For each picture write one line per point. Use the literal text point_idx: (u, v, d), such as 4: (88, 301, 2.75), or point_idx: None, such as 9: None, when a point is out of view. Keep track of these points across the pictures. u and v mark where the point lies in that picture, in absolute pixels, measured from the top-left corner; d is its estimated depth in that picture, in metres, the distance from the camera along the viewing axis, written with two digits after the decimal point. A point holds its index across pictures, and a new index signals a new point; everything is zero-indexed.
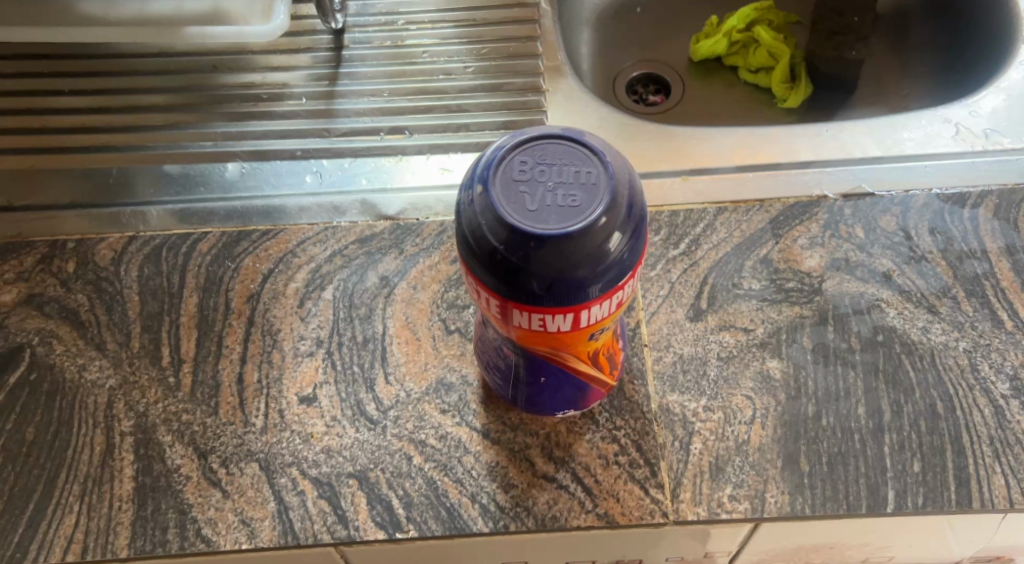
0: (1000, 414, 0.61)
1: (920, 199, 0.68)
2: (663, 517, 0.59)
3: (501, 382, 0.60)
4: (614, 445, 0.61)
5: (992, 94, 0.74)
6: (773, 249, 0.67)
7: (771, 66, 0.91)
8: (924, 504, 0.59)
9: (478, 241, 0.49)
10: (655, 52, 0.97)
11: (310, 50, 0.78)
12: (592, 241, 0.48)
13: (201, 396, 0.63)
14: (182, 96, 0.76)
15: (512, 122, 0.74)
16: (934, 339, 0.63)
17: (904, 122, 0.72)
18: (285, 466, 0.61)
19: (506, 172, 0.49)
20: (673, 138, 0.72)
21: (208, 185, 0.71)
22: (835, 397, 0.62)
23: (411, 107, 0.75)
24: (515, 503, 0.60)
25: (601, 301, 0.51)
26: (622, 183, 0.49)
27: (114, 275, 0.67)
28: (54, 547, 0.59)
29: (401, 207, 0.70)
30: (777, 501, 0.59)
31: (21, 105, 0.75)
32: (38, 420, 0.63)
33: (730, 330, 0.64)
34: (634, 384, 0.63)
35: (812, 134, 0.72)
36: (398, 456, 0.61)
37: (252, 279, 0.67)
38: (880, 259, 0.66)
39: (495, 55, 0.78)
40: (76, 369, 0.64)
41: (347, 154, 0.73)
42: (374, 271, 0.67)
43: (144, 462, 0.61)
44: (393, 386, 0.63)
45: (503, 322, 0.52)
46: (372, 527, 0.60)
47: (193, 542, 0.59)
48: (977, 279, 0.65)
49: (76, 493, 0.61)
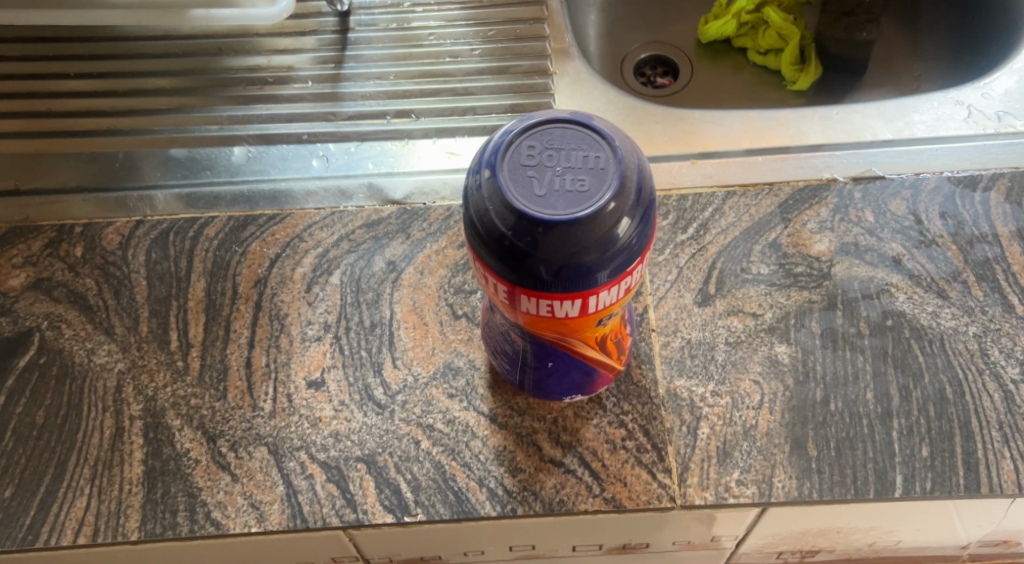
0: (1009, 399, 0.61)
1: (931, 182, 0.68)
2: (670, 501, 0.59)
3: (508, 367, 0.60)
4: (621, 430, 0.61)
5: (1005, 76, 0.73)
6: (782, 232, 0.66)
7: (780, 48, 0.90)
8: (932, 489, 0.59)
9: (486, 227, 0.49)
10: (663, 35, 0.96)
11: (315, 33, 0.78)
12: (601, 226, 0.48)
13: (209, 380, 0.63)
14: (187, 80, 0.76)
15: (519, 105, 0.74)
16: (943, 324, 0.63)
17: (915, 105, 0.72)
18: (294, 450, 0.61)
19: (513, 156, 0.49)
20: (682, 121, 0.72)
21: (215, 169, 0.71)
22: (844, 382, 0.62)
23: (417, 90, 0.75)
24: (523, 487, 0.60)
25: (609, 286, 0.50)
26: (631, 167, 0.49)
27: (122, 259, 0.67)
28: (66, 529, 0.60)
29: (407, 191, 0.70)
30: (785, 486, 0.59)
31: (25, 89, 0.75)
32: (47, 404, 0.63)
33: (739, 314, 0.64)
34: (641, 369, 0.63)
35: (821, 117, 0.72)
36: (406, 440, 0.61)
37: (259, 264, 0.67)
38: (890, 243, 0.66)
39: (502, 37, 0.78)
40: (85, 354, 0.64)
41: (353, 137, 0.73)
42: (381, 256, 0.67)
43: (154, 446, 0.62)
44: (400, 370, 0.63)
45: (510, 307, 0.52)
46: (380, 511, 0.60)
47: (203, 525, 0.60)
48: (987, 263, 0.65)
49: (87, 477, 0.61)
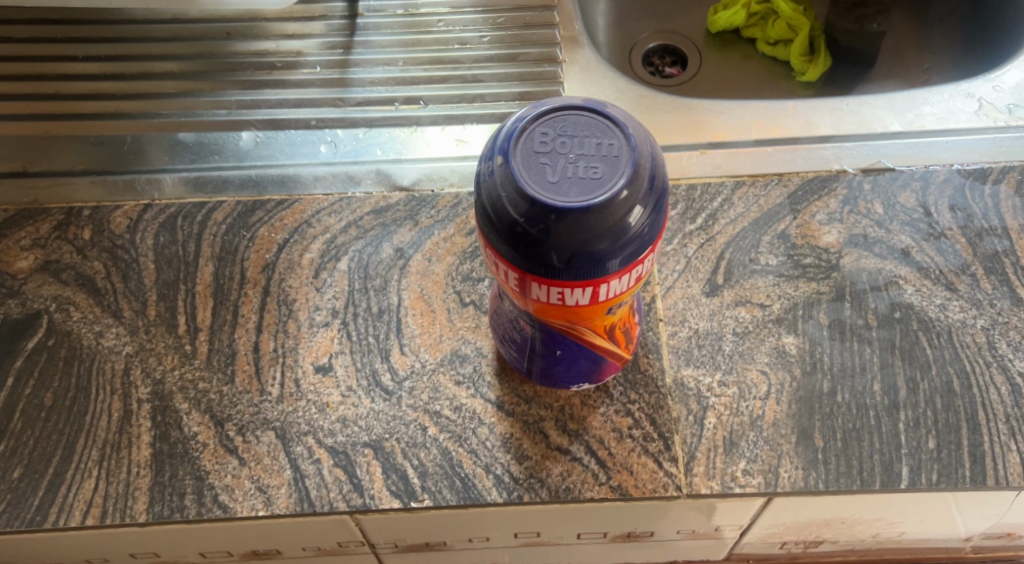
0: (1016, 392, 0.61)
1: (941, 175, 0.68)
2: (676, 490, 0.60)
3: (516, 355, 0.60)
4: (628, 418, 0.61)
5: (1016, 69, 0.73)
6: (791, 224, 0.66)
7: (789, 38, 0.90)
8: (938, 481, 0.59)
9: (498, 213, 0.49)
10: (672, 24, 0.96)
11: (324, 18, 0.78)
12: (613, 215, 0.48)
13: (218, 363, 0.63)
14: (196, 64, 0.75)
15: (528, 93, 0.74)
16: (952, 317, 0.63)
17: (925, 97, 0.72)
18: (301, 434, 0.61)
19: (526, 143, 0.49)
20: (691, 111, 0.72)
21: (223, 153, 0.71)
22: (851, 373, 0.62)
23: (426, 77, 0.75)
24: (529, 474, 0.60)
25: (620, 275, 0.50)
26: (644, 155, 0.49)
27: (129, 243, 0.67)
28: (74, 510, 0.60)
29: (415, 178, 0.69)
30: (791, 476, 0.59)
31: (33, 71, 0.75)
32: (55, 386, 0.63)
33: (746, 305, 0.64)
34: (648, 358, 0.63)
35: (832, 108, 0.72)
36: (413, 427, 0.61)
37: (267, 248, 0.67)
38: (899, 235, 0.66)
39: (511, 24, 0.78)
40: (93, 336, 0.64)
41: (362, 123, 0.73)
42: (389, 242, 0.67)
43: (162, 429, 0.62)
44: (407, 356, 0.63)
45: (520, 294, 0.52)
46: (387, 496, 0.60)
47: (210, 509, 0.60)
48: (996, 256, 0.65)
49: (95, 458, 0.61)
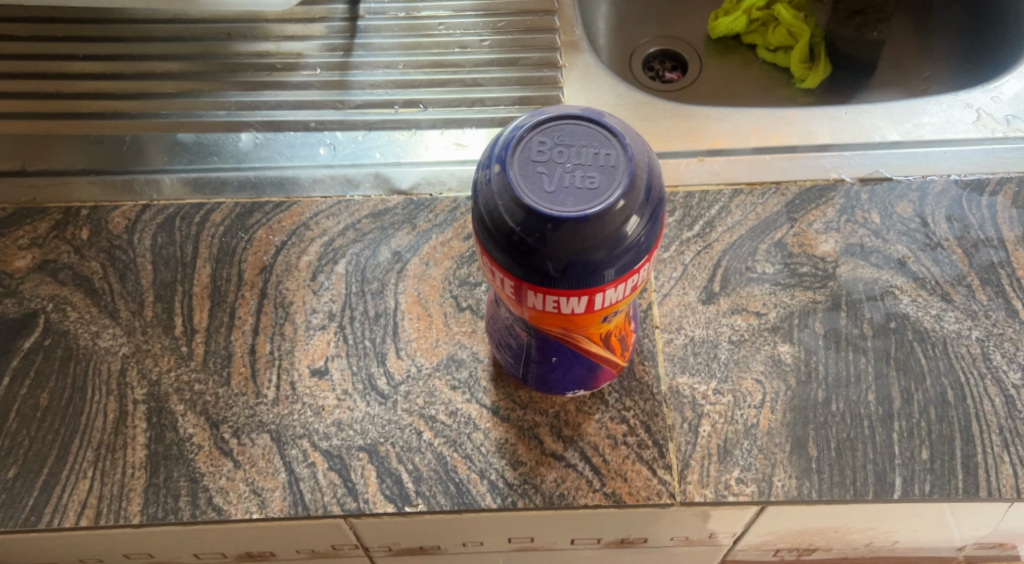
0: (1010, 404, 0.61)
1: (938, 185, 0.68)
2: (669, 498, 0.60)
3: (512, 360, 0.60)
4: (622, 425, 0.62)
5: (1015, 80, 0.73)
6: (788, 232, 0.66)
7: (790, 45, 0.90)
8: (931, 492, 0.59)
9: (495, 222, 0.49)
10: (673, 28, 0.96)
11: (324, 20, 0.78)
12: (609, 225, 0.48)
13: (213, 365, 0.64)
14: (196, 64, 0.76)
15: (527, 97, 0.74)
16: (947, 328, 0.63)
17: (923, 106, 0.72)
18: (296, 437, 0.61)
19: (522, 152, 0.49)
20: (690, 118, 0.72)
21: (222, 154, 0.71)
22: (846, 382, 0.62)
23: (426, 80, 0.75)
24: (524, 480, 0.60)
25: (616, 284, 0.50)
26: (641, 166, 0.49)
27: (127, 243, 0.67)
28: (69, 510, 0.60)
29: (413, 182, 0.70)
30: (784, 485, 0.59)
31: (33, 70, 0.75)
32: (51, 386, 0.63)
33: (742, 313, 0.64)
34: (644, 365, 0.63)
35: (830, 117, 0.72)
36: (408, 431, 0.62)
37: (264, 251, 0.67)
38: (896, 245, 0.66)
39: (512, 28, 0.78)
40: (89, 336, 0.64)
41: (361, 126, 0.73)
42: (387, 246, 0.67)
43: (157, 430, 0.62)
44: (403, 360, 0.64)
45: (516, 302, 0.52)
46: (382, 500, 0.60)
47: (205, 511, 0.60)
48: (992, 267, 0.65)
49: (90, 460, 0.61)
